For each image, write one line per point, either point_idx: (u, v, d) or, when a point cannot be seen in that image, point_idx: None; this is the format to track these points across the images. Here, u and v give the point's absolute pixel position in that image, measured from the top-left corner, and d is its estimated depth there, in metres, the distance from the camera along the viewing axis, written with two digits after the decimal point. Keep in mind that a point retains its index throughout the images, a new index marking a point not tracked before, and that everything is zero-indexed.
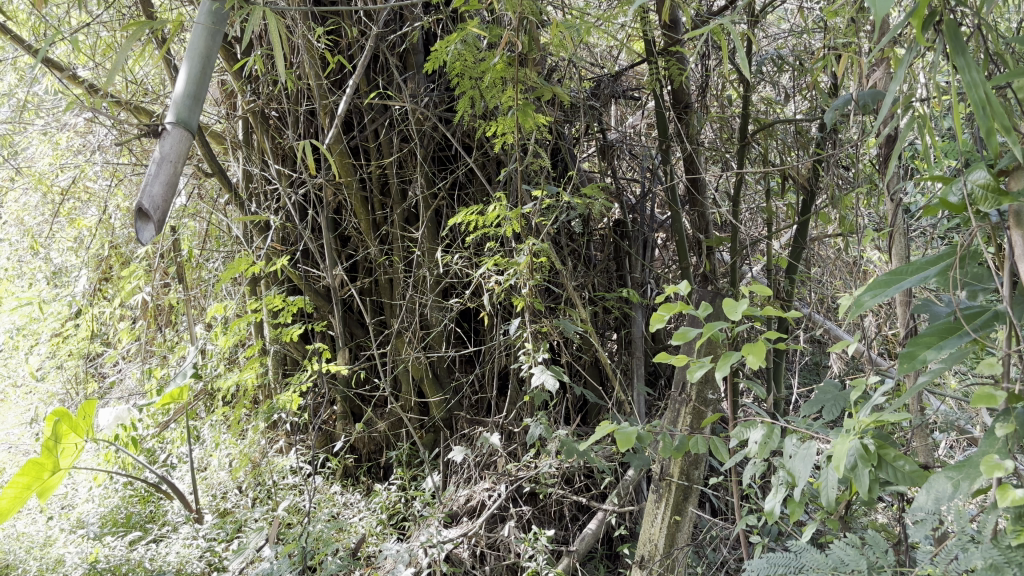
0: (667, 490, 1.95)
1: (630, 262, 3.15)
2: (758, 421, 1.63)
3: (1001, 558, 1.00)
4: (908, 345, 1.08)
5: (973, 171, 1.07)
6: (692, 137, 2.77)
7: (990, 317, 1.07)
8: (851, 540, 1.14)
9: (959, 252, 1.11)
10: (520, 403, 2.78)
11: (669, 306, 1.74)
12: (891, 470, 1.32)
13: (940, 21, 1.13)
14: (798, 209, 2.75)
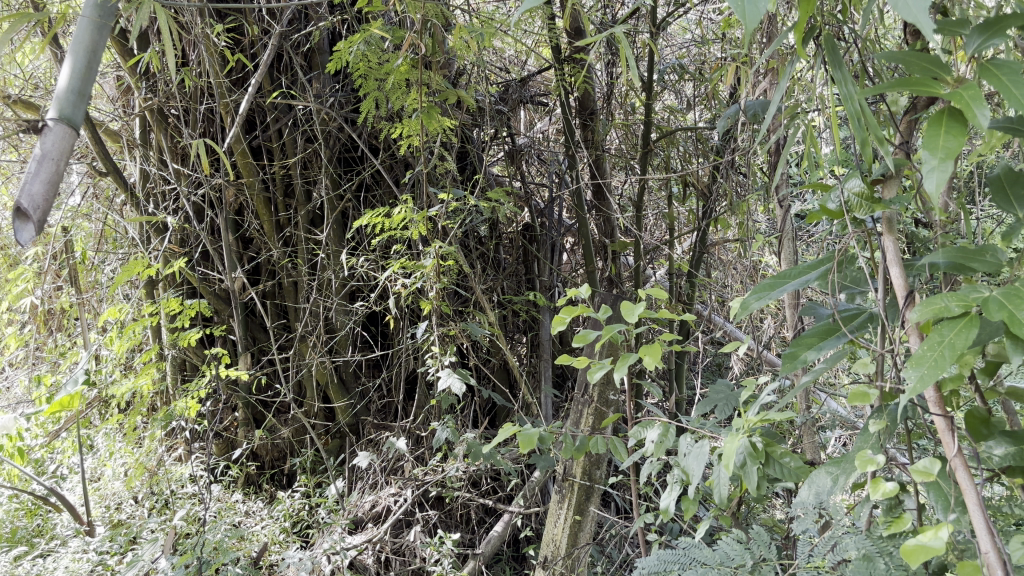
0: (570, 491, 1.98)
1: (538, 266, 3.18)
2: (655, 421, 1.67)
3: (874, 548, 1.06)
4: (791, 346, 1.12)
5: (849, 180, 1.13)
6: (597, 143, 2.82)
7: (865, 319, 1.13)
8: (738, 535, 1.18)
9: (838, 257, 1.16)
10: (427, 407, 2.77)
11: (570, 309, 1.76)
12: (778, 467, 1.37)
13: (819, 37, 1.18)
14: (699, 216, 2.83)
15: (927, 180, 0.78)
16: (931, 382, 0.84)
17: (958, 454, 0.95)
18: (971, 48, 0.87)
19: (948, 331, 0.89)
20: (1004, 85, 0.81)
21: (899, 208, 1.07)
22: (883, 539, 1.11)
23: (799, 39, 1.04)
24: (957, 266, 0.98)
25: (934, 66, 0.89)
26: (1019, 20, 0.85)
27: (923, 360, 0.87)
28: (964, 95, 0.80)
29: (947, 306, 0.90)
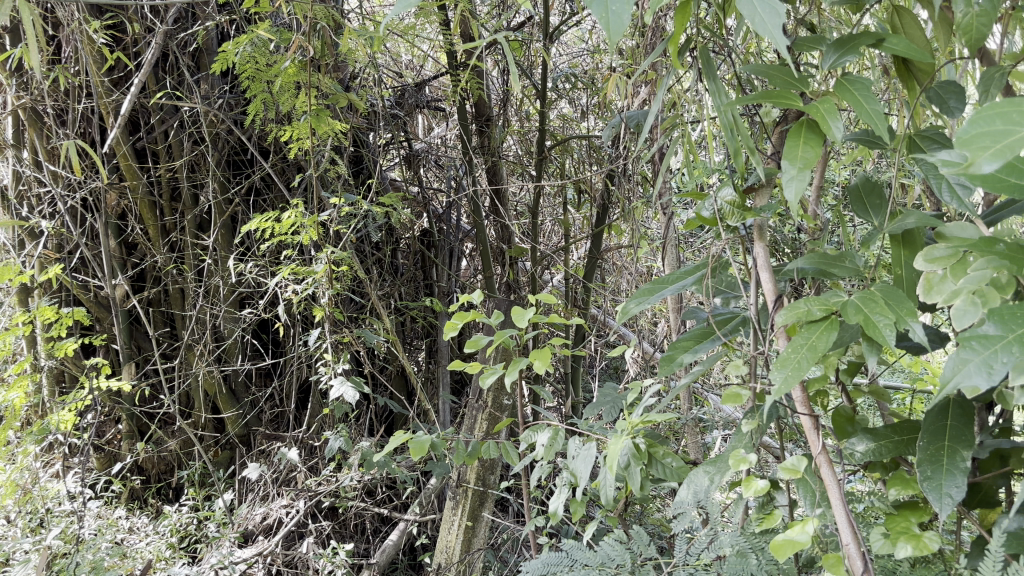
0: (464, 496, 1.98)
1: (436, 272, 3.18)
2: (545, 424, 1.68)
3: (746, 544, 1.10)
4: (668, 349, 1.15)
5: (722, 188, 1.16)
6: (493, 149, 2.83)
7: (738, 322, 1.17)
8: (618, 535, 1.21)
9: (712, 263, 1.20)
10: (320, 415, 2.72)
11: (462, 314, 1.76)
12: (661, 467, 1.41)
13: (694, 50, 1.21)
14: (593, 222, 2.88)
15: (786, 189, 0.82)
16: (794, 383, 0.88)
17: (823, 451, 1.00)
18: (827, 62, 0.91)
19: (810, 334, 0.92)
20: (857, 100, 0.85)
21: (769, 215, 1.11)
22: (756, 534, 1.15)
23: (673, 51, 1.07)
24: (819, 271, 1.03)
25: (793, 81, 0.93)
26: (870, 39, 0.90)
27: (787, 362, 0.90)
28: (820, 108, 0.84)
29: (809, 310, 0.93)
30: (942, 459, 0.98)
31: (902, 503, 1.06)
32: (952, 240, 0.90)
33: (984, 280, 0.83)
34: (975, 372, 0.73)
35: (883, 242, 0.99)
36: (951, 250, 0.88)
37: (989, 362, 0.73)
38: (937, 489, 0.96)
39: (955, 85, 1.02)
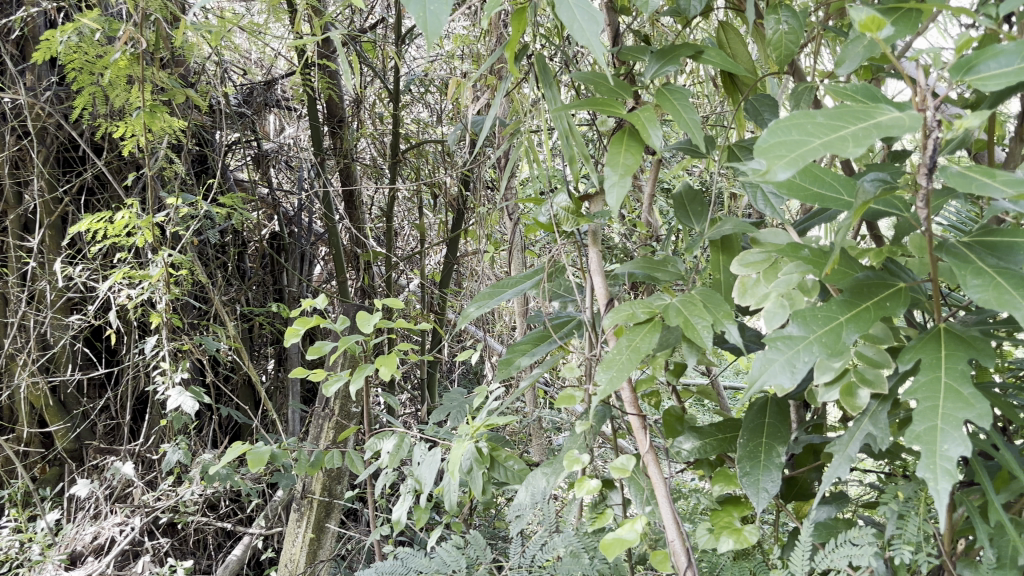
0: (309, 508, 1.92)
1: (287, 277, 3.09)
2: (390, 431, 1.64)
3: (579, 544, 1.11)
4: (507, 352, 1.16)
5: (558, 194, 1.17)
6: (346, 151, 2.76)
7: (572, 325, 1.19)
8: (456, 541, 1.20)
9: (549, 267, 1.22)
10: (158, 427, 2.58)
11: (304, 319, 1.69)
12: (503, 470, 1.41)
13: (532, 55, 1.22)
14: (448, 227, 2.86)
15: (608, 195, 0.84)
16: (618, 384, 0.90)
17: (649, 449, 1.04)
18: (650, 72, 0.94)
19: (634, 336, 0.95)
20: (675, 109, 0.88)
21: (601, 220, 1.13)
22: (589, 534, 1.16)
23: (509, 57, 1.08)
24: (645, 275, 1.06)
25: (619, 89, 0.95)
26: (689, 51, 0.93)
27: (613, 363, 0.92)
28: (640, 116, 0.86)
29: (634, 313, 0.96)
30: (759, 455, 1.03)
31: (726, 498, 1.10)
32: (767, 246, 0.95)
33: (793, 284, 0.88)
34: (778, 372, 0.77)
35: (703, 246, 1.02)
36: (765, 255, 0.93)
37: (792, 362, 0.77)
38: (755, 484, 1.01)
39: (770, 99, 1.07)
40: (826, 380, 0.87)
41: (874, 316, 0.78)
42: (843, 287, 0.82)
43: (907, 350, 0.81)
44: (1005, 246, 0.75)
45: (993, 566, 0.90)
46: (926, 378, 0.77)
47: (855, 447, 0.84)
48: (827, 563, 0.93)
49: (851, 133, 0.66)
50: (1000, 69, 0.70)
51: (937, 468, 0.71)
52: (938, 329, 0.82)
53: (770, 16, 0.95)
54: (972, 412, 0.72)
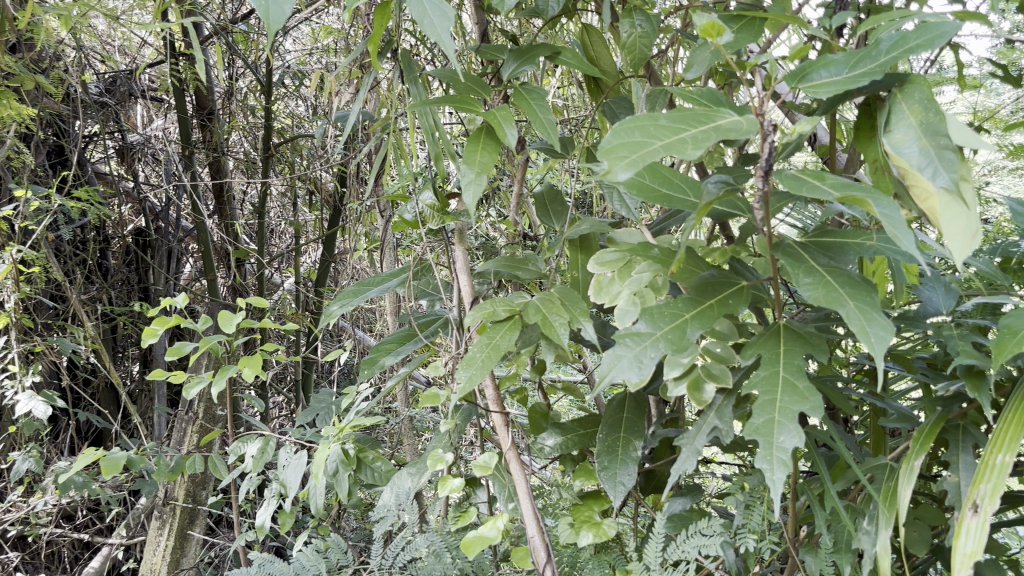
0: (171, 515, 1.84)
1: (154, 275, 2.95)
2: (255, 434, 1.59)
3: (442, 544, 1.10)
4: (370, 351, 1.13)
5: (422, 192, 1.16)
6: (216, 145, 2.64)
7: (439, 323, 1.17)
8: (318, 545, 1.17)
9: (415, 265, 1.20)
10: (7, 435, 2.42)
11: (163, 319, 1.61)
12: (371, 472, 1.39)
13: (397, 50, 1.20)
14: (323, 225, 2.79)
15: (464, 193, 0.83)
16: (478, 382, 0.89)
17: (512, 447, 1.05)
18: (508, 71, 0.94)
19: (495, 334, 0.95)
20: (532, 108, 0.89)
21: (466, 218, 1.12)
22: (453, 533, 1.16)
23: (370, 52, 1.04)
24: (506, 274, 1.06)
25: (479, 88, 0.95)
26: (547, 51, 0.94)
27: (472, 361, 0.92)
28: (497, 114, 0.86)
29: (495, 310, 0.96)
30: (617, 450, 1.05)
31: (586, 493, 1.12)
32: (621, 245, 0.97)
33: (644, 282, 0.90)
34: (626, 368, 0.79)
35: (562, 246, 1.04)
36: (619, 254, 0.95)
37: (639, 357, 0.79)
38: (612, 478, 1.03)
39: (627, 102, 1.10)
40: (676, 376, 0.89)
41: (717, 314, 0.81)
42: (690, 285, 0.85)
43: (749, 346, 0.85)
44: (837, 246, 0.79)
45: (829, 550, 0.95)
46: (766, 372, 0.80)
47: (702, 440, 0.87)
48: (679, 554, 0.96)
49: (691, 136, 0.68)
50: (829, 78, 0.74)
51: (773, 459, 0.74)
52: (777, 326, 0.85)
53: (626, 19, 0.97)
54: (806, 405, 0.75)
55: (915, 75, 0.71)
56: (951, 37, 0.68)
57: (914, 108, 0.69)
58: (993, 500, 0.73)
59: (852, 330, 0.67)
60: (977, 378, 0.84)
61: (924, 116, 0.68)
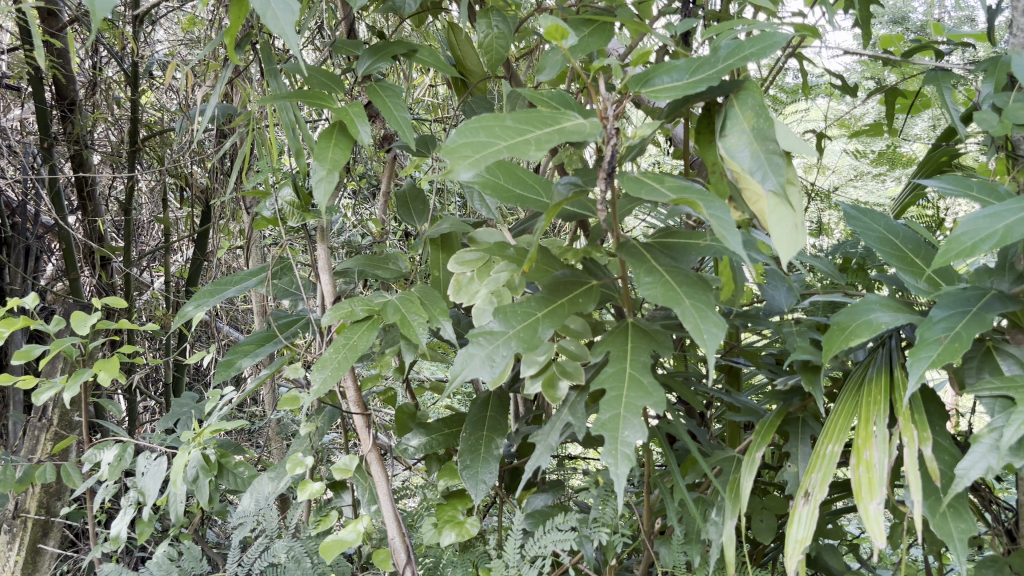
0: (22, 528, 1.73)
1: (9, 274, 2.77)
2: (112, 440, 1.51)
3: (303, 549, 1.08)
4: (227, 354, 1.09)
5: (282, 188, 1.13)
6: (78, 137, 2.47)
7: (299, 324, 1.15)
8: (173, 554, 1.13)
9: (274, 264, 1.17)
10: None
11: (8, 321, 1.50)
12: (233, 477, 1.35)
13: (256, 42, 1.15)
14: (194, 222, 2.68)
15: (314, 190, 0.82)
16: (333, 384, 0.88)
17: (372, 448, 1.04)
18: (362, 67, 0.93)
19: (352, 334, 0.93)
20: (387, 105, 0.89)
21: (328, 216, 1.10)
22: (314, 537, 1.14)
23: (228, 46, 0.98)
24: (366, 273, 1.05)
25: (333, 84, 0.94)
26: (403, 49, 0.94)
27: (327, 363, 0.90)
28: (349, 111, 0.85)
29: (352, 310, 0.94)
30: (479, 448, 1.05)
31: (450, 493, 1.11)
32: (482, 244, 0.96)
33: (501, 282, 0.91)
34: (478, 367, 0.78)
35: (422, 245, 1.03)
36: (479, 254, 0.94)
37: (491, 356, 0.79)
38: (474, 476, 1.03)
39: (486, 100, 1.11)
40: (531, 374, 0.90)
41: (567, 313, 0.83)
42: (542, 284, 0.86)
43: (600, 343, 0.87)
44: (680, 246, 0.82)
45: (681, 542, 0.98)
46: (613, 369, 0.82)
47: (555, 436, 0.88)
48: (536, 550, 0.97)
49: (535, 137, 0.69)
50: (671, 83, 0.76)
51: (618, 454, 0.76)
52: (627, 323, 0.87)
53: (482, 20, 0.97)
54: (650, 401, 0.78)
55: (749, 81, 0.74)
56: (780, 47, 0.71)
57: (747, 114, 0.72)
58: (823, 488, 0.77)
59: (687, 327, 0.70)
60: (812, 372, 0.88)
61: (755, 122, 0.71)
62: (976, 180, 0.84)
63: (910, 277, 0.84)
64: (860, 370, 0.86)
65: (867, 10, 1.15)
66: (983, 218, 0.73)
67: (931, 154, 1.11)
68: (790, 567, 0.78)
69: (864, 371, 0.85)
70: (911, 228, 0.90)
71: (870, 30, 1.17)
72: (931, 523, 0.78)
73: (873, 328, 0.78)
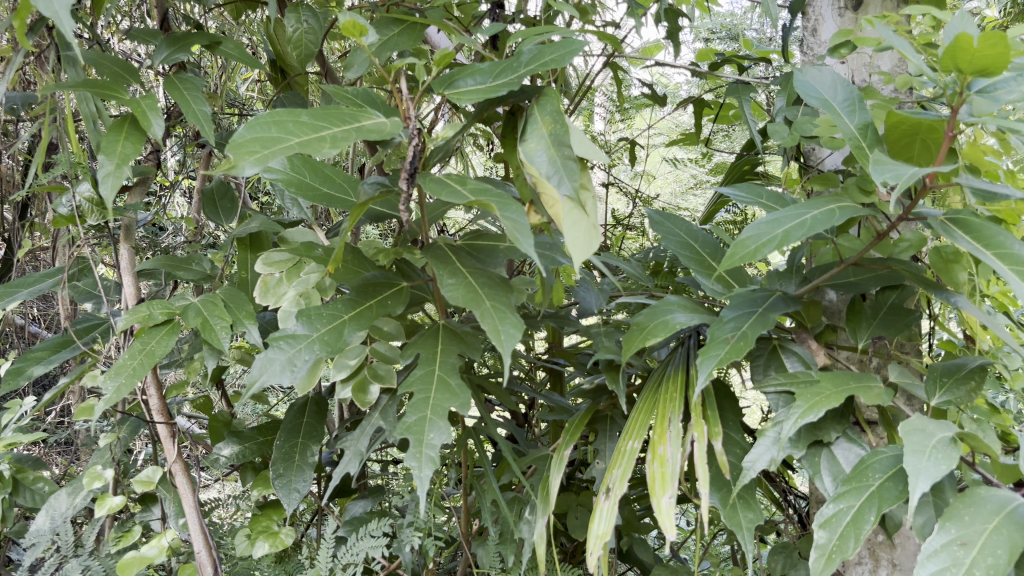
0: None
1: None
2: None
3: (101, 568, 1.01)
4: (15, 361, 1.01)
5: (80, 183, 1.05)
6: None
7: (96, 326, 1.08)
8: None
9: (72, 265, 1.09)
10: None
11: None
12: (29, 495, 1.24)
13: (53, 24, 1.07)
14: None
15: (101, 184, 0.77)
16: (128, 392, 0.82)
17: (177, 459, 0.99)
18: (159, 57, 0.90)
19: (149, 339, 0.88)
20: (185, 98, 0.85)
21: (131, 214, 1.04)
22: (114, 555, 1.06)
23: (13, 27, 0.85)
24: (170, 274, 1.00)
25: (128, 74, 0.91)
26: (205, 40, 0.91)
27: (122, 369, 0.84)
28: (141, 103, 0.82)
29: (150, 314, 0.89)
30: (294, 456, 1.02)
31: (264, 502, 1.08)
32: (292, 245, 0.93)
33: (311, 284, 0.88)
34: (279, 372, 0.75)
35: (229, 245, 1.00)
36: (289, 254, 0.90)
37: (292, 360, 0.76)
38: (287, 485, 0.99)
39: (298, 99, 1.10)
40: (341, 378, 0.88)
41: (374, 315, 0.81)
42: (351, 286, 0.84)
43: (411, 345, 0.86)
44: (487, 249, 0.83)
45: (496, 542, 0.98)
46: (422, 371, 0.81)
47: (365, 441, 0.86)
48: (349, 557, 0.95)
49: (331, 134, 0.67)
50: (474, 86, 0.76)
51: (422, 457, 0.74)
52: (437, 325, 0.87)
53: (291, 13, 0.96)
54: (456, 402, 0.77)
55: (548, 87, 0.75)
56: (579, 55, 0.73)
57: (546, 120, 0.73)
58: (623, 483, 0.79)
59: (485, 328, 0.70)
60: (617, 372, 0.91)
61: (552, 127, 0.72)
62: (766, 189, 0.89)
63: (704, 279, 0.88)
64: (660, 369, 0.90)
65: (676, 23, 1.20)
66: (765, 224, 0.76)
67: (734, 163, 1.18)
68: (591, 563, 0.80)
69: (664, 370, 0.89)
70: (708, 232, 0.94)
71: (680, 42, 1.22)
72: (722, 514, 0.82)
73: (669, 328, 0.81)
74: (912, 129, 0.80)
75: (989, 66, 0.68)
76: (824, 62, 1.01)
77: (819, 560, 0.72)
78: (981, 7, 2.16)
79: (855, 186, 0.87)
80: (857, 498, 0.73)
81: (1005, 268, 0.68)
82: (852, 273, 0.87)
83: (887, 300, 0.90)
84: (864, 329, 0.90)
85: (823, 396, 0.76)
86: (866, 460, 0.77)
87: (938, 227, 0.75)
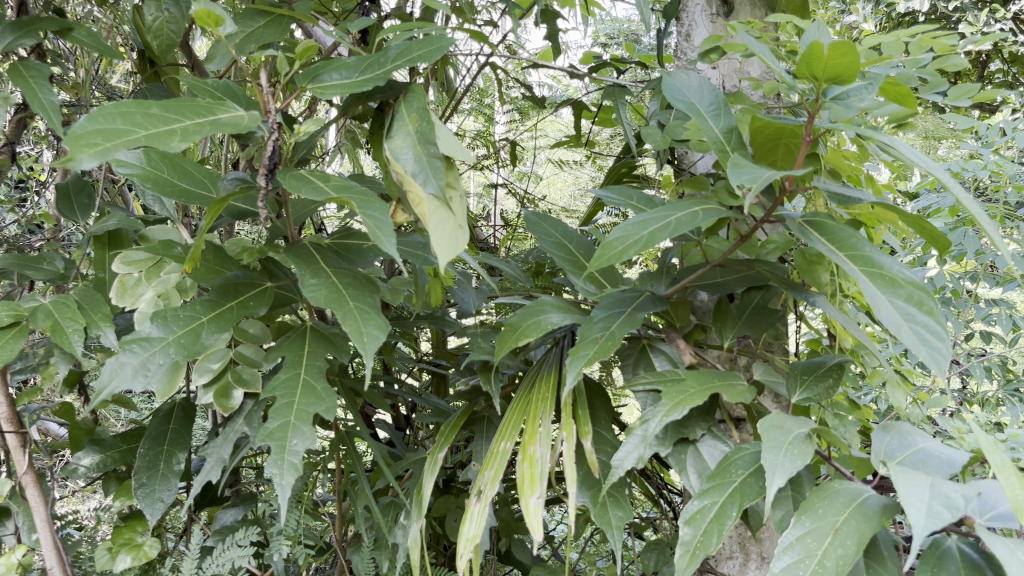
0: None
1: None
2: None
3: None
4: None
5: None
6: None
7: None
8: None
9: None
10: None
11: None
12: None
13: None
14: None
15: None
16: None
17: (29, 470, 0.93)
18: (2, 44, 0.85)
19: None
20: (30, 87, 0.81)
21: None
22: None
23: None
24: (18, 274, 0.94)
25: None
26: (55, 25, 0.87)
27: None
28: None
29: None
30: (158, 465, 0.97)
31: (127, 513, 1.03)
32: (152, 243, 0.89)
33: (171, 284, 0.85)
34: (130, 377, 0.71)
35: (85, 243, 0.94)
36: (149, 253, 0.86)
37: (145, 365, 0.72)
38: (150, 495, 0.94)
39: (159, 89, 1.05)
40: (204, 383, 0.84)
41: (235, 317, 0.78)
42: (212, 286, 0.81)
43: (277, 348, 0.83)
44: (356, 249, 0.82)
45: (370, 548, 0.96)
46: (286, 375, 0.77)
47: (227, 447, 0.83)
48: (214, 569, 0.91)
49: (182, 127, 0.64)
50: (339, 81, 0.74)
51: (284, 463, 0.71)
52: (304, 327, 0.85)
53: (151, 1, 0.92)
54: (321, 407, 0.75)
55: (415, 83, 0.74)
56: (446, 52, 0.72)
57: (412, 117, 0.72)
58: (493, 485, 0.78)
59: (347, 330, 0.68)
60: (490, 373, 0.90)
61: (418, 125, 0.71)
62: (638, 191, 0.90)
63: (576, 279, 0.89)
64: (534, 370, 0.90)
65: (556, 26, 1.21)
66: (633, 225, 0.76)
67: (612, 165, 1.20)
68: (460, 567, 0.78)
69: (537, 371, 0.89)
70: (582, 232, 0.95)
71: (560, 45, 1.23)
72: (592, 513, 0.82)
73: (541, 328, 0.80)
74: (775, 134, 0.82)
75: (842, 75, 0.70)
76: (696, 67, 1.04)
77: (684, 556, 0.72)
78: (854, 20, 2.26)
79: (724, 189, 0.88)
80: (721, 495, 0.74)
81: (855, 269, 0.71)
82: (719, 273, 0.89)
83: (753, 300, 0.92)
84: (729, 329, 0.93)
85: (687, 394, 0.77)
86: (730, 456, 0.78)
87: (795, 229, 0.77)
